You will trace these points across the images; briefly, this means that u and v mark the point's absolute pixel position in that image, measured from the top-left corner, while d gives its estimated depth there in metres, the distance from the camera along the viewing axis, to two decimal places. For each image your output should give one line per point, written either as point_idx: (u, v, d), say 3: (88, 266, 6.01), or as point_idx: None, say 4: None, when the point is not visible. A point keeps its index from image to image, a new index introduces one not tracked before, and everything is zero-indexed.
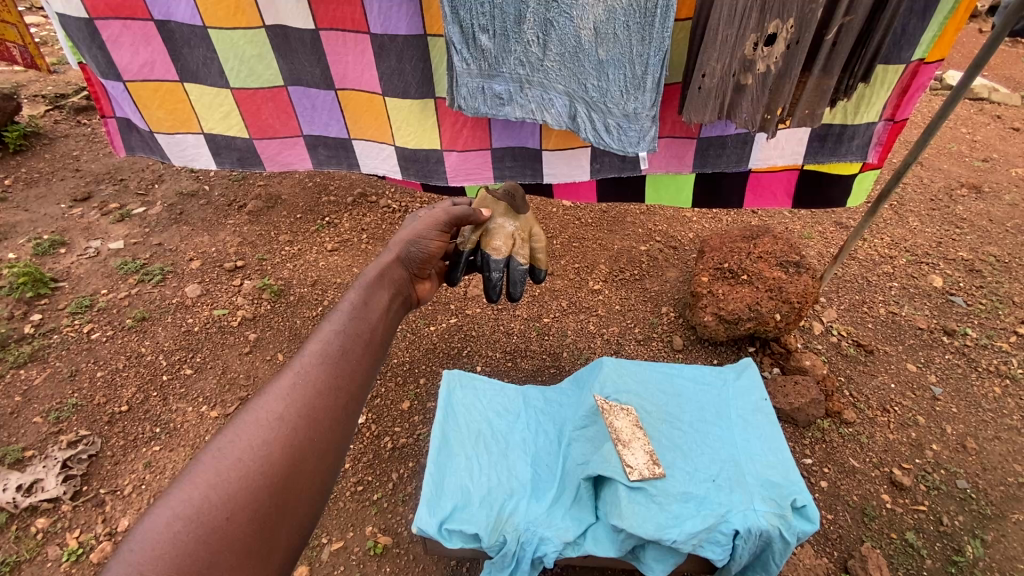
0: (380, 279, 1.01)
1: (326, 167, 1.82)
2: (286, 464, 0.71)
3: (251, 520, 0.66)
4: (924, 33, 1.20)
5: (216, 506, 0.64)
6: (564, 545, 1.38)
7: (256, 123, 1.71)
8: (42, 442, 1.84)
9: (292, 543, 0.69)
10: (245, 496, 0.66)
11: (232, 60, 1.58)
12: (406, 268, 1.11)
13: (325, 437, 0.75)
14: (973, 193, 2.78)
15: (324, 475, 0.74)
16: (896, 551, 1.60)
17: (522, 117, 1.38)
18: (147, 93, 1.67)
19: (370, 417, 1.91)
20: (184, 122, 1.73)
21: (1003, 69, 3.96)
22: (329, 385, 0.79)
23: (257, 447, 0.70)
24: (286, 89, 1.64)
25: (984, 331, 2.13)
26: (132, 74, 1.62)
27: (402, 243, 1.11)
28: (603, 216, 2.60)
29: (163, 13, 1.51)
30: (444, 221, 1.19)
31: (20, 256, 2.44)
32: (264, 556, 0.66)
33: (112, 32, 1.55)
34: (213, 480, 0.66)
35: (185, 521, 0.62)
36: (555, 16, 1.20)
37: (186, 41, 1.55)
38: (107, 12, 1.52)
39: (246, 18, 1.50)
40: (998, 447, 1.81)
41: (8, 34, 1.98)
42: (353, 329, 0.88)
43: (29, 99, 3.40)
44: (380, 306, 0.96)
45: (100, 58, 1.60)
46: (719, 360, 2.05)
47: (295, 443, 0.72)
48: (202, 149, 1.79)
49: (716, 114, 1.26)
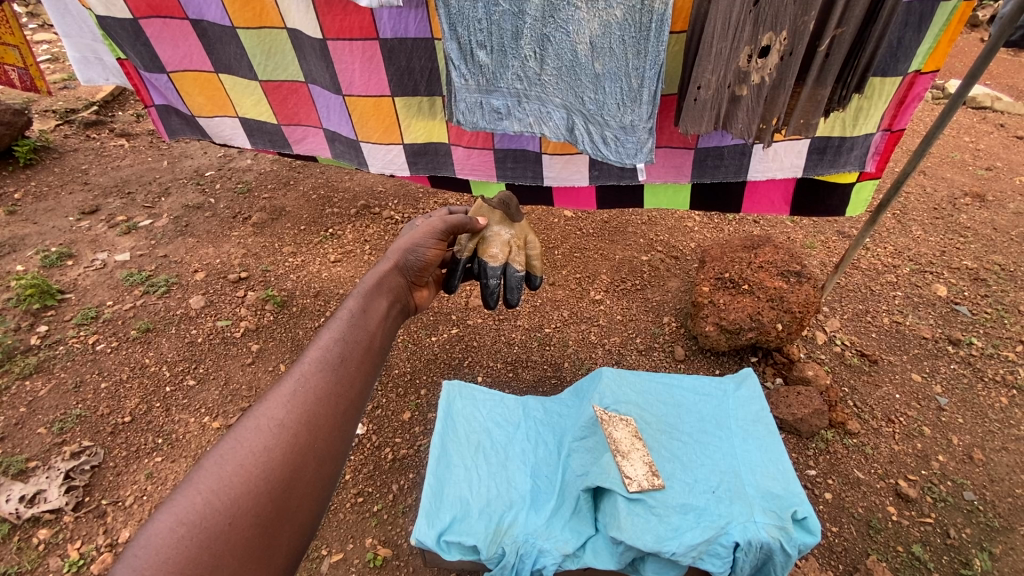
0: (379, 286, 1.01)
1: (342, 160, 1.85)
2: (288, 471, 0.71)
3: (253, 525, 0.66)
4: (918, 44, 1.21)
5: (219, 512, 0.64)
6: (564, 557, 1.37)
7: (283, 112, 1.79)
8: (46, 453, 1.85)
9: (295, 547, 0.70)
10: (248, 501, 0.66)
11: (259, 55, 1.65)
12: (404, 276, 1.11)
13: (323, 445, 0.76)
14: (977, 202, 2.77)
15: (323, 482, 0.74)
16: (902, 564, 1.58)
17: (521, 130, 1.41)
18: (188, 82, 1.78)
19: (370, 428, 1.92)
20: (221, 106, 1.83)
21: (1005, 78, 3.96)
22: (328, 392, 0.80)
23: (259, 453, 0.70)
24: (307, 85, 1.70)
25: (990, 340, 2.11)
26: (173, 65, 1.74)
27: (400, 251, 1.11)
28: (604, 226, 2.60)
29: (196, 13, 1.61)
30: (440, 229, 1.21)
31: (28, 268, 2.48)
32: (264, 561, 0.66)
33: (155, 30, 1.67)
34: (215, 485, 0.66)
35: (189, 525, 0.62)
36: (551, 31, 1.22)
37: (217, 39, 1.65)
38: (149, 12, 1.63)
39: (269, 20, 1.57)
40: (1005, 458, 1.78)
41: (7, 57, 2.03)
42: (352, 336, 0.88)
43: (40, 114, 3.47)
44: (379, 312, 0.96)
45: (144, 54, 1.72)
46: (721, 370, 2.04)
47: (296, 449, 0.73)
48: (238, 130, 1.88)
49: (713, 125, 1.27)
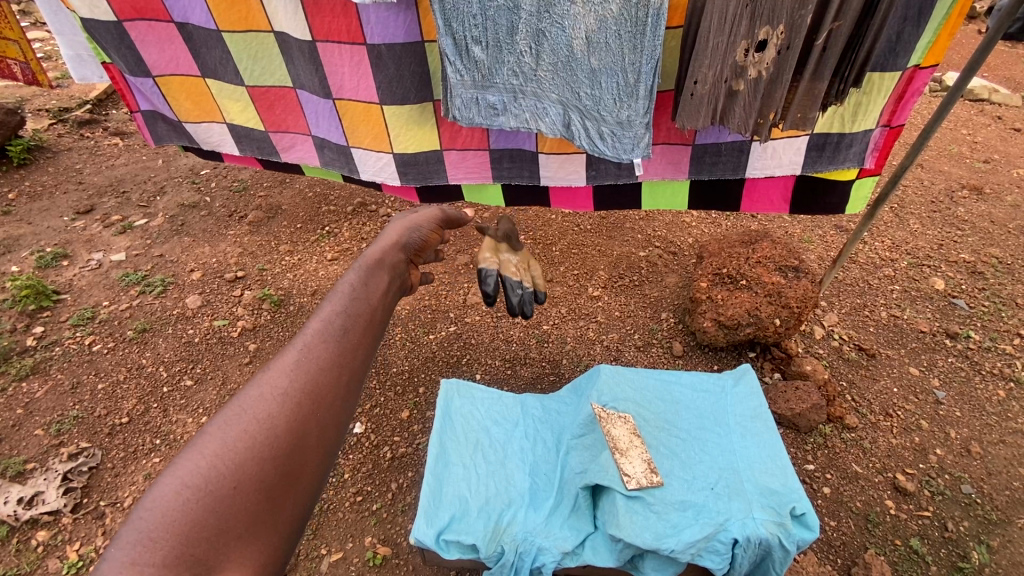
0: (380, 262, 0.95)
1: (331, 167, 1.85)
2: (290, 439, 0.66)
3: (258, 491, 0.63)
4: (918, 38, 1.20)
5: (223, 477, 0.61)
6: (563, 555, 1.37)
7: (271, 118, 1.78)
8: (43, 455, 1.84)
9: (300, 513, 0.66)
10: (252, 467, 0.63)
11: (246, 59, 1.64)
12: (406, 250, 1.06)
13: (329, 411, 0.71)
14: (975, 195, 2.77)
15: (329, 448, 0.70)
16: (900, 558, 1.58)
17: (517, 126, 1.41)
18: (175, 87, 1.77)
19: (369, 426, 1.91)
20: (208, 111, 1.82)
21: (1003, 70, 3.95)
22: (332, 360, 0.74)
23: (262, 420, 0.66)
24: (295, 90, 1.69)
25: (988, 333, 2.11)
26: (159, 69, 1.73)
27: (401, 228, 1.07)
28: (602, 222, 2.59)
29: (181, 16, 1.59)
30: (439, 218, 1.22)
31: (23, 269, 2.47)
32: (270, 526, 0.63)
33: (140, 33, 1.65)
34: (219, 449, 0.63)
35: (193, 489, 0.60)
36: (547, 26, 1.21)
37: (203, 42, 1.64)
38: (133, 14, 1.61)
39: (256, 22, 1.55)
40: (1003, 451, 1.79)
41: (10, 51, 2.03)
42: (355, 308, 0.81)
43: (33, 113, 3.45)
44: (382, 284, 0.90)
45: (129, 57, 1.71)
46: (719, 366, 2.04)
47: (299, 418, 0.68)
48: (226, 137, 1.88)
49: (710, 119, 1.28)
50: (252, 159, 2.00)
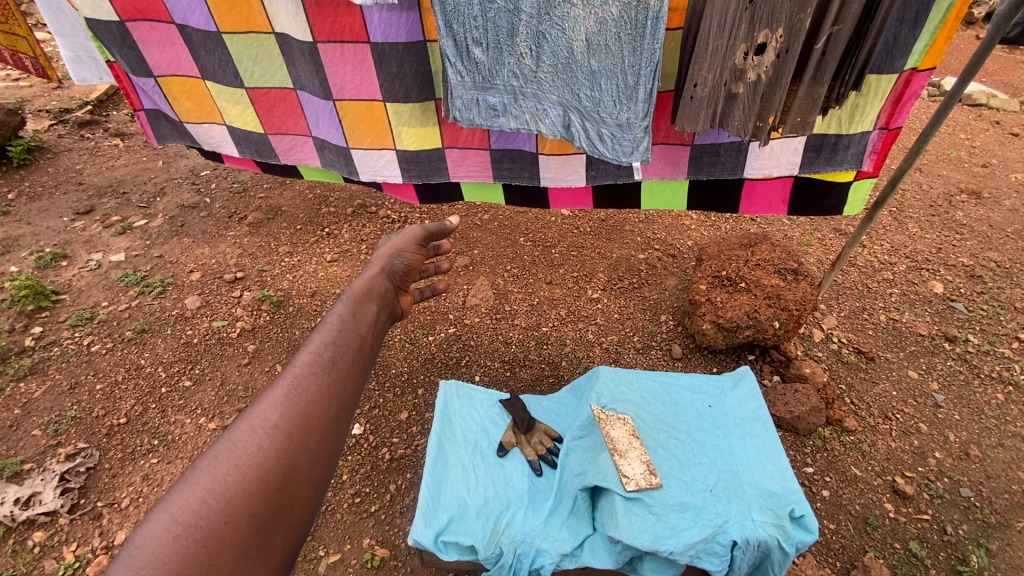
0: (367, 291, 0.97)
1: (331, 169, 1.85)
2: (281, 470, 0.67)
3: (249, 524, 0.63)
4: (915, 41, 1.20)
5: (215, 511, 0.61)
6: (561, 557, 1.37)
7: (270, 121, 1.79)
8: (41, 455, 1.84)
9: (291, 543, 0.66)
10: (243, 501, 0.63)
11: (247, 61, 1.64)
12: (389, 280, 1.07)
13: (317, 445, 0.71)
14: (973, 199, 2.78)
15: (318, 482, 0.70)
16: (899, 561, 1.58)
17: (517, 127, 1.41)
18: (176, 87, 1.78)
19: (368, 428, 1.91)
20: (208, 112, 1.83)
21: (999, 75, 3.97)
22: (321, 393, 0.75)
23: (253, 454, 0.66)
24: (296, 92, 1.70)
25: (986, 336, 2.12)
26: (161, 69, 1.73)
27: (385, 257, 1.08)
28: (602, 225, 2.59)
29: (182, 18, 1.60)
30: (421, 236, 1.17)
31: (22, 270, 2.46)
32: (260, 559, 0.62)
33: (142, 33, 1.66)
34: (211, 485, 0.63)
35: (185, 524, 0.59)
36: (547, 28, 1.21)
37: (202, 45, 1.64)
38: (136, 14, 1.62)
39: (257, 24, 1.56)
40: (1002, 454, 1.79)
41: (20, 47, 2.04)
42: (343, 339, 0.84)
43: (34, 113, 3.45)
44: (369, 316, 0.92)
45: (131, 57, 1.71)
46: (719, 368, 2.04)
47: (289, 450, 0.68)
48: (226, 139, 1.89)
49: (709, 122, 1.28)
50: (251, 162, 2.01)
